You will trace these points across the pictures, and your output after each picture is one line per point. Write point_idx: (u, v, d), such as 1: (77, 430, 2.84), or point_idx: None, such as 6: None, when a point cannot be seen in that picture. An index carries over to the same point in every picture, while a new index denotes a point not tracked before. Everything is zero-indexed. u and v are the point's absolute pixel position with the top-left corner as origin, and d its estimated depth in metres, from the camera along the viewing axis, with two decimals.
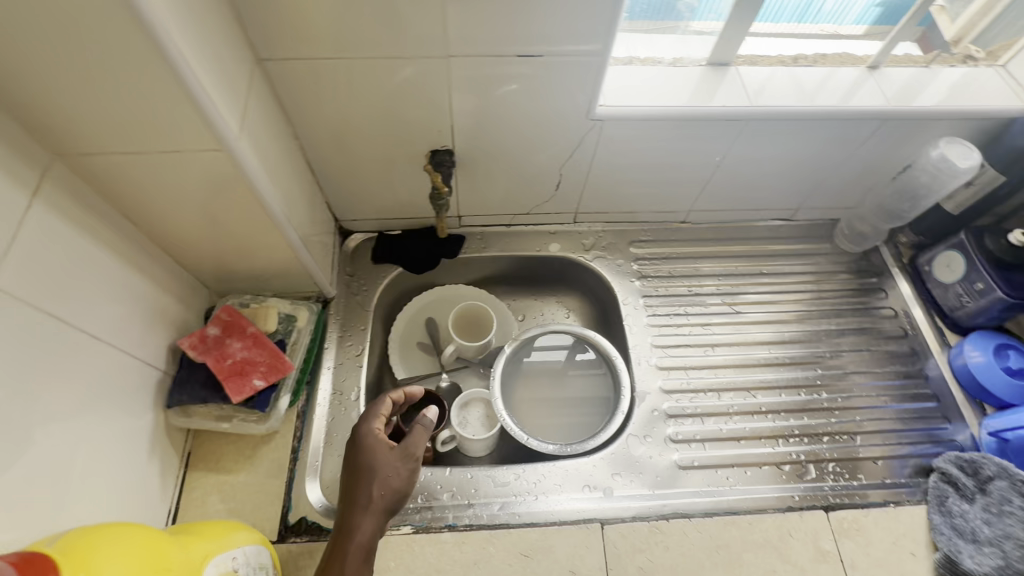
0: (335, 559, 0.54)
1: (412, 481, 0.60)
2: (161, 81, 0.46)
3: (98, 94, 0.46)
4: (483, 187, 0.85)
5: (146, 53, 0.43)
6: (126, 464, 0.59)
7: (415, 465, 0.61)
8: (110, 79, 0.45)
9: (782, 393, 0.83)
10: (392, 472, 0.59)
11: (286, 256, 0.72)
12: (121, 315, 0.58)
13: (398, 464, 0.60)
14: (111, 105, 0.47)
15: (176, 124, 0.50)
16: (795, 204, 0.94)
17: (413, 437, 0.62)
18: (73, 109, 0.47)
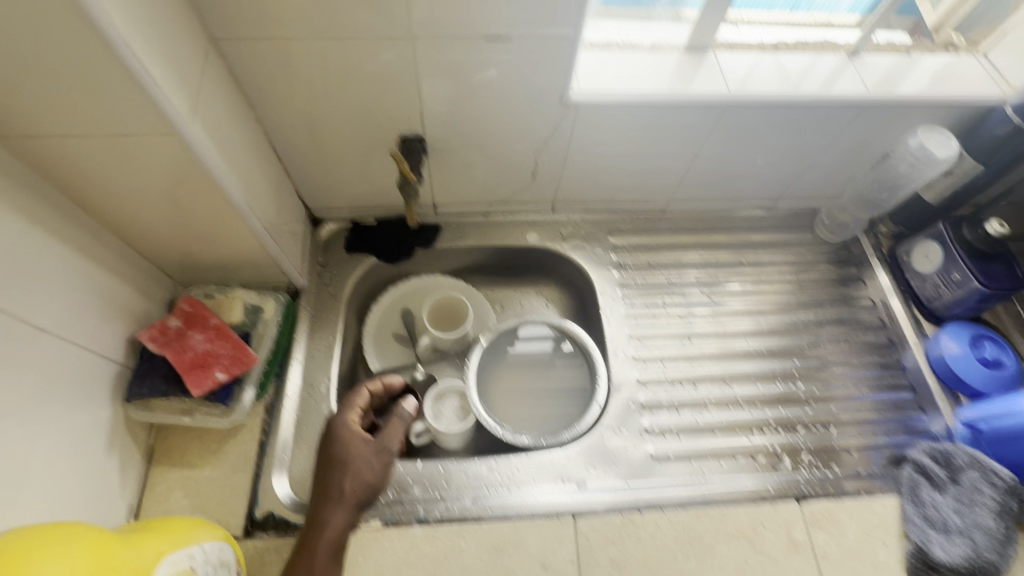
0: (306, 548, 0.56)
1: (386, 473, 0.62)
2: (96, 60, 0.43)
3: (34, 74, 0.44)
4: (458, 175, 0.83)
5: (79, 29, 0.41)
6: (81, 461, 0.57)
7: (389, 459, 0.62)
8: (42, 57, 0.42)
9: (759, 384, 0.83)
10: (367, 465, 0.61)
11: (250, 246, 0.70)
12: (71, 307, 0.56)
13: (374, 457, 0.61)
14: (47, 85, 0.45)
15: (119, 106, 0.47)
16: (775, 193, 0.93)
17: (389, 431, 0.63)
18: (6, 89, 0.44)
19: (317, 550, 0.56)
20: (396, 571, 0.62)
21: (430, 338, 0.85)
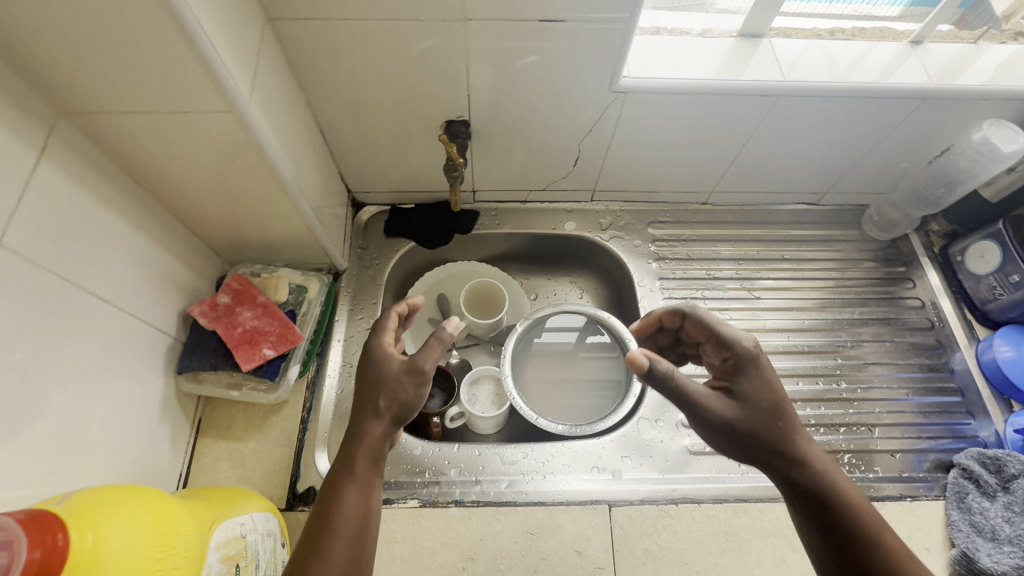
0: (345, 459, 0.54)
1: (423, 393, 0.57)
2: (168, 40, 0.44)
3: (103, 50, 0.44)
4: (499, 161, 0.82)
5: (153, 9, 0.41)
6: (137, 428, 0.59)
7: (425, 379, 0.56)
8: (116, 37, 0.43)
9: (799, 382, 0.81)
10: (401, 383, 0.56)
11: (297, 226, 0.71)
12: (129, 279, 0.58)
13: (408, 376, 0.56)
14: (118, 63, 0.46)
15: (184, 83, 0.48)
16: (823, 187, 0.91)
17: (424, 351, 0.57)
18: (77, 65, 0.45)
19: (354, 462, 0.53)
20: (433, 550, 0.63)
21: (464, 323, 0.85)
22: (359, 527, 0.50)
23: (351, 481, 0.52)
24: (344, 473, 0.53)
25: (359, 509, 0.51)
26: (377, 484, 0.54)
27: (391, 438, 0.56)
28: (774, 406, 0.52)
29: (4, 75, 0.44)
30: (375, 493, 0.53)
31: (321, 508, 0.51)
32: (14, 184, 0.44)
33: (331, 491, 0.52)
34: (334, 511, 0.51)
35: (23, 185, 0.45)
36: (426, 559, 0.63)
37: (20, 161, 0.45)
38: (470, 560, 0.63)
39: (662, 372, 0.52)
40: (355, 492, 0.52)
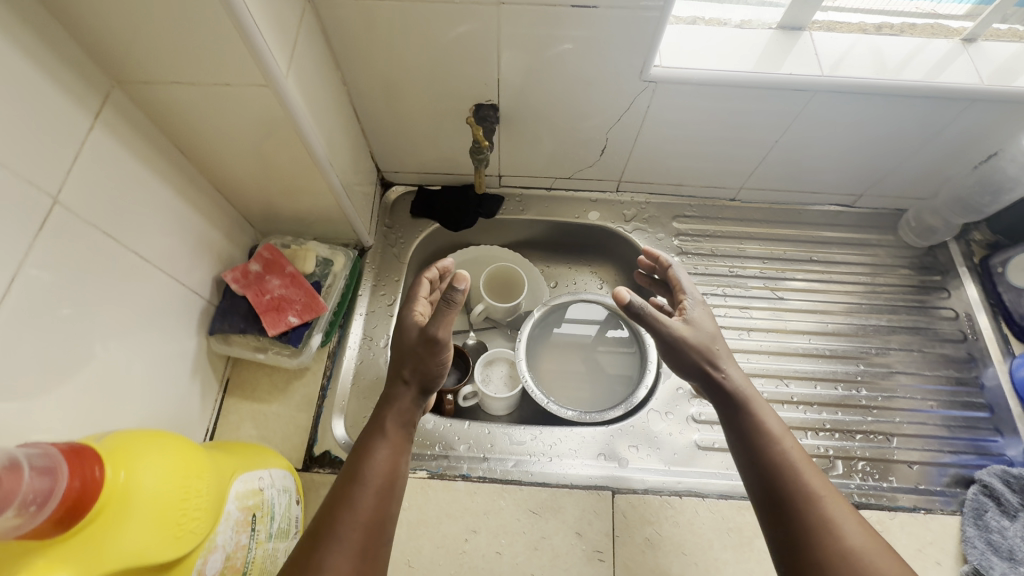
0: (377, 423, 0.57)
1: (444, 361, 0.59)
2: (215, 15, 0.46)
3: (155, 23, 0.47)
4: (526, 148, 0.83)
5: None
6: (170, 382, 0.63)
7: (440, 346, 0.58)
8: (168, 11, 0.46)
9: (817, 385, 0.80)
10: (419, 353, 0.58)
11: (327, 200, 0.73)
12: (170, 242, 0.61)
13: (427, 345, 0.58)
14: (169, 37, 0.48)
15: (228, 57, 0.51)
16: (859, 188, 0.88)
17: (439, 317, 0.58)
18: (131, 37, 0.48)
19: (385, 425, 0.57)
20: (438, 520, 0.66)
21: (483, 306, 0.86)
22: (387, 484, 0.53)
23: (382, 442, 0.55)
24: (375, 434, 0.56)
25: (387, 468, 0.54)
26: (405, 448, 0.57)
27: (420, 406, 0.60)
28: (710, 329, 0.58)
29: (66, 44, 0.47)
30: (403, 457, 0.56)
31: (351, 465, 0.54)
32: (71, 146, 0.48)
33: (362, 450, 0.55)
34: (364, 467, 0.53)
35: (78, 148, 0.48)
36: (430, 527, 0.65)
37: (77, 125, 0.48)
38: (472, 533, 0.65)
39: (636, 307, 0.56)
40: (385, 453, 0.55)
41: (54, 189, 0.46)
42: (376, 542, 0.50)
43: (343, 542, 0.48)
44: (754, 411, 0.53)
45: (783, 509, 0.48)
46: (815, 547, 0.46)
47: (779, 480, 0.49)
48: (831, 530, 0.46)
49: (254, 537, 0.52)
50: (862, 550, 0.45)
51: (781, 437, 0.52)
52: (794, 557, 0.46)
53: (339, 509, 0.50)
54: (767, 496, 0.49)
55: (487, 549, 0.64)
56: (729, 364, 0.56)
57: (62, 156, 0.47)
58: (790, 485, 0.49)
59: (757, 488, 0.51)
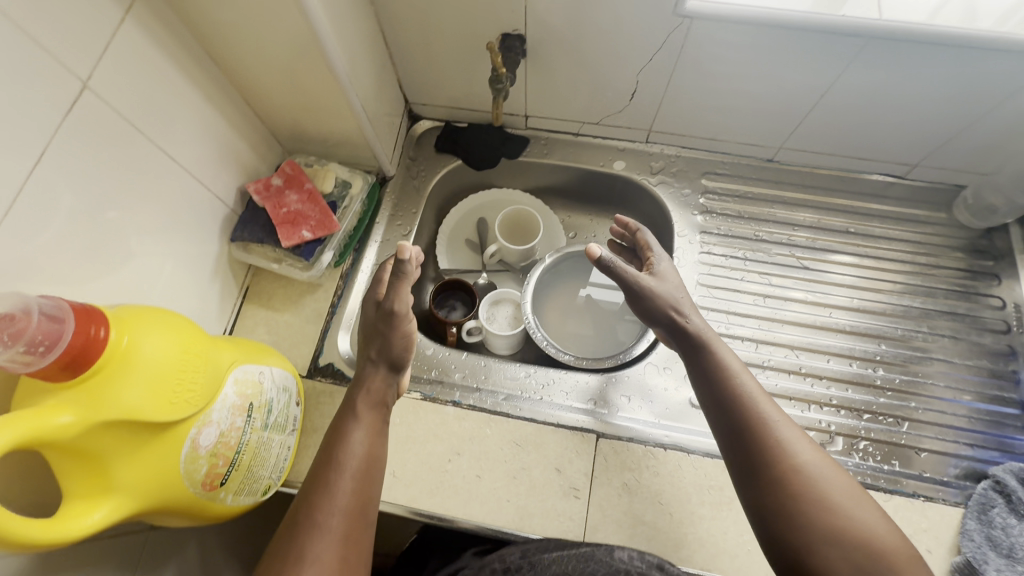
0: (350, 409, 0.62)
1: (405, 334, 0.64)
2: None
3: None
4: (554, 88, 0.80)
5: None
6: (192, 279, 0.67)
7: (399, 318, 0.63)
8: None
9: (831, 360, 0.75)
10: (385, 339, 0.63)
11: (349, 122, 0.75)
12: (197, 146, 0.64)
13: (386, 324, 0.64)
14: None
15: None
16: (914, 157, 0.80)
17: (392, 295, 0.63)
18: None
19: (358, 409, 0.62)
20: (425, 439, 0.69)
21: (496, 245, 0.87)
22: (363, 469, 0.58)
23: (355, 430, 0.60)
24: (349, 420, 0.61)
25: (363, 450, 0.59)
26: (380, 429, 0.62)
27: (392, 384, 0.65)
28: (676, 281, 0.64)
29: None
30: (378, 437, 0.62)
31: (329, 452, 0.59)
32: (101, 39, 0.50)
33: (338, 438, 0.60)
34: (341, 455, 0.58)
35: (109, 41, 0.51)
36: (417, 444, 0.68)
37: (108, 18, 0.50)
38: (456, 455, 0.68)
39: (606, 261, 0.60)
40: (359, 437, 0.60)
41: (85, 76, 0.49)
42: (359, 522, 0.56)
43: (326, 528, 0.54)
44: (716, 350, 0.59)
45: (740, 432, 0.54)
46: (767, 463, 0.52)
47: (738, 408, 0.55)
48: (781, 446, 0.53)
49: (249, 422, 0.56)
50: (806, 460, 0.52)
51: (738, 372, 0.58)
52: (750, 471, 0.53)
53: (319, 497, 0.55)
54: (727, 422, 0.55)
55: (468, 472, 0.67)
56: (691, 312, 0.62)
57: (93, 47, 0.49)
58: (748, 411, 0.55)
59: (719, 418, 0.56)
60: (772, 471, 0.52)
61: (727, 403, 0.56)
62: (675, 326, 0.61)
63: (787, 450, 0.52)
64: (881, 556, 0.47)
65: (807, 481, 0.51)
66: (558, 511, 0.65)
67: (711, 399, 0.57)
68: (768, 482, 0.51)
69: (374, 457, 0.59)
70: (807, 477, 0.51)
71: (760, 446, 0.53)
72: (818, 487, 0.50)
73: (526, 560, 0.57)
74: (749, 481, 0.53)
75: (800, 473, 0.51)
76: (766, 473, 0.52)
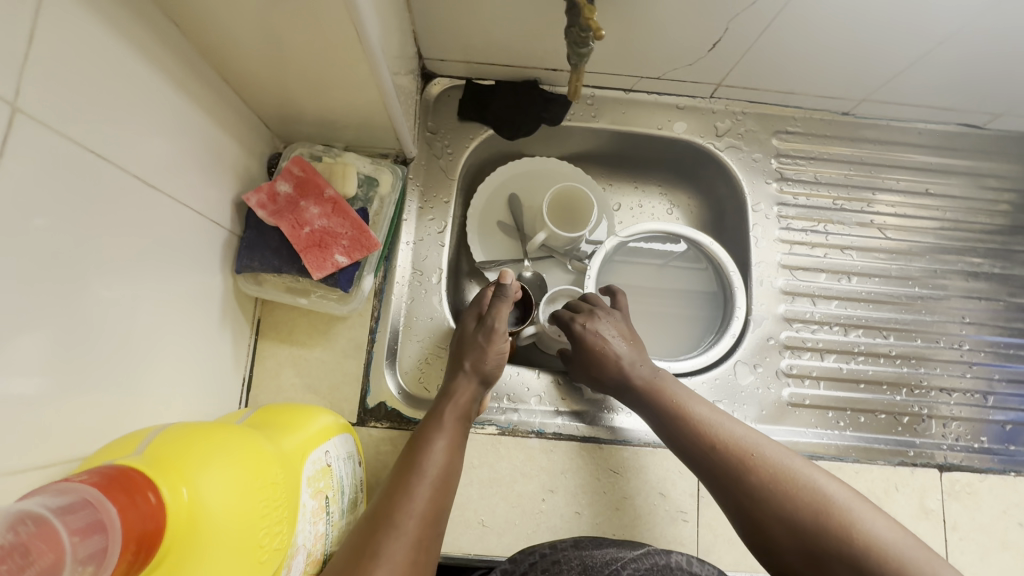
0: (433, 417, 0.55)
1: (501, 350, 0.60)
2: None
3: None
4: (616, 39, 0.64)
5: None
6: (198, 332, 0.51)
7: (496, 335, 0.60)
8: None
9: (918, 339, 0.71)
10: (482, 350, 0.59)
11: (370, 102, 0.57)
12: (177, 157, 0.46)
13: (484, 336, 0.60)
14: None
15: None
16: (1000, 107, 0.72)
17: (493, 310, 0.61)
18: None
19: (442, 417, 0.55)
20: (512, 480, 0.60)
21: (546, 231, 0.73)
22: (443, 476, 0.50)
23: (440, 434, 0.53)
24: (432, 427, 0.54)
25: (444, 459, 0.51)
26: (462, 444, 0.54)
27: (477, 399, 0.58)
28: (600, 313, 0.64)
29: None
30: (458, 451, 0.53)
31: (411, 454, 0.52)
32: (21, 19, 0.31)
33: (421, 440, 0.53)
34: (421, 457, 0.51)
35: (34, 19, 0.31)
36: (503, 486, 0.60)
37: None
38: (549, 493, 0.60)
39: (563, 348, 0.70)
40: (442, 445, 0.53)
41: (10, 89, 0.30)
42: (430, 535, 0.47)
43: (400, 532, 0.45)
44: (659, 390, 0.58)
45: (711, 467, 0.52)
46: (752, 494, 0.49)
47: (699, 439, 0.54)
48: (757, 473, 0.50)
49: (330, 521, 0.46)
50: (785, 474, 0.49)
51: (687, 407, 0.56)
52: (737, 503, 0.50)
53: (397, 498, 0.47)
54: (694, 463, 0.54)
55: (565, 510, 0.60)
56: (616, 349, 0.61)
57: (13, 35, 0.30)
58: (709, 440, 0.53)
59: (694, 463, 0.54)
60: (754, 499, 0.49)
61: (689, 441, 0.54)
62: (607, 373, 0.60)
63: (759, 470, 0.50)
64: (907, 567, 0.42)
65: (792, 498, 0.48)
66: (669, 540, 0.59)
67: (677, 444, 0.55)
68: (758, 508, 0.49)
69: (457, 469, 0.51)
70: (789, 494, 0.48)
71: (733, 474, 0.51)
72: (807, 495, 0.48)
73: (578, 552, 0.50)
74: (739, 518, 0.50)
75: (784, 490, 0.48)
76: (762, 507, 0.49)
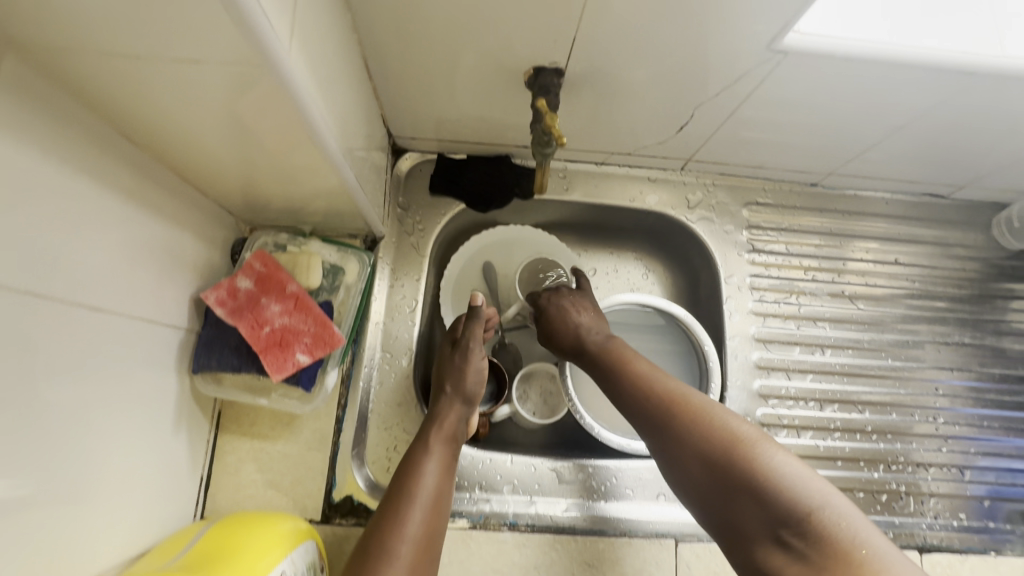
0: (420, 440, 0.56)
1: (480, 369, 0.62)
2: None
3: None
4: (584, 121, 0.65)
5: None
6: (151, 442, 0.49)
7: (473, 354, 0.62)
8: None
9: (892, 412, 0.71)
10: (464, 370, 0.62)
11: (335, 195, 0.56)
12: (129, 269, 0.44)
13: (462, 357, 0.62)
14: None
15: (192, 27, 0.31)
16: (962, 181, 0.73)
17: (469, 331, 0.63)
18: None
19: (427, 439, 0.56)
20: None
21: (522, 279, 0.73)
22: (434, 498, 0.51)
23: (429, 462, 0.54)
24: (419, 451, 0.55)
25: (435, 482, 0.53)
26: (450, 467, 0.55)
27: (463, 419, 0.60)
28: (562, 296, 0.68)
29: None
30: (447, 474, 0.54)
31: (400, 482, 0.52)
32: None
33: (410, 467, 0.53)
34: (411, 483, 0.52)
35: None
36: None
37: None
38: None
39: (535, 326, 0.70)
40: (431, 468, 0.53)
41: None
42: (427, 555, 0.48)
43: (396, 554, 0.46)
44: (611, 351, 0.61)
45: (653, 422, 0.53)
46: (676, 440, 0.50)
47: (641, 395, 0.55)
48: (681, 419, 0.51)
49: None
50: (701, 414, 0.50)
51: (628, 364, 0.58)
52: (670, 455, 0.50)
53: (390, 522, 0.48)
54: (633, 416, 0.55)
55: None
56: (579, 320, 0.65)
57: None
58: (648, 396, 0.54)
59: (634, 416, 0.55)
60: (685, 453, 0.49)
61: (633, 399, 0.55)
62: (567, 339, 0.64)
63: (693, 422, 0.50)
64: (800, 494, 0.42)
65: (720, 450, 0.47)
66: None
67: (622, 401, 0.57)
68: (687, 457, 0.49)
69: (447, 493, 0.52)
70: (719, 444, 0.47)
71: (670, 429, 0.51)
72: (720, 433, 0.48)
73: None
74: (667, 465, 0.51)
75: (713, 442, 0.48)
76: (683, 451, 0.49)
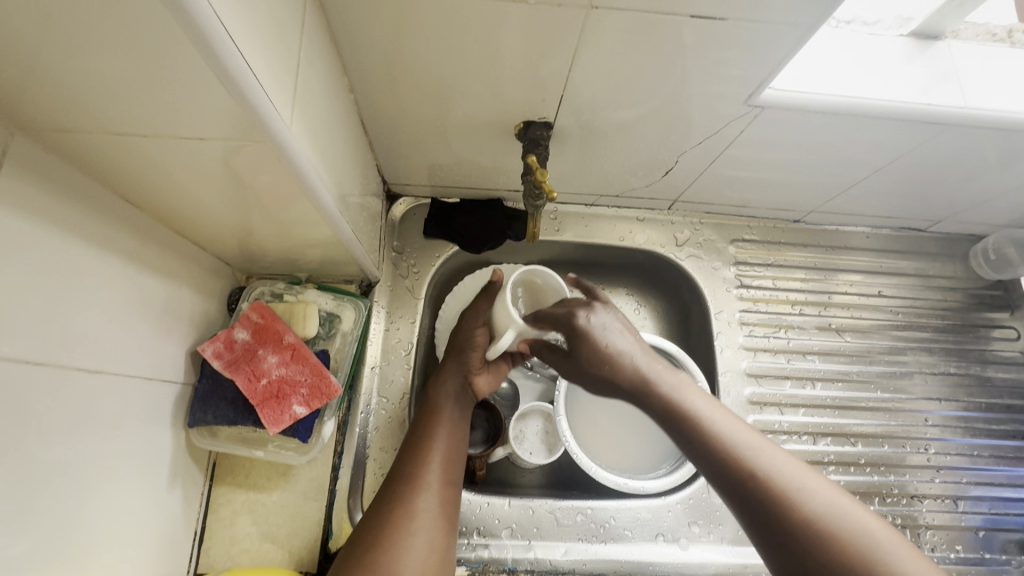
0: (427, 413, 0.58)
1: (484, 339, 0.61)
2: (186, 59, 0.29)
3: (90, 60, 0.28)
4: (573, 167, 0.67)
5: (167, 20, 0.26)
6: (146, 500, 0.48)
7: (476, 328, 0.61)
8: (91, 52, 0.28)
9: (884, 444, 0.72)
10: (466, 340, 0.61)
11: (332, 246, 0.57)
12: (127, 327, 0.45)
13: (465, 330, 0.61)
14: (99, 78, 0.30)
15: (199, 107, 0.33)
16: (938, 216, 0.76)
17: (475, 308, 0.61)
18: (48, 79, 0.30)
19: (434, 412, 0.58)
20: None
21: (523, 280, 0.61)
22: (444, 470, 0.54)
23: (437, 437, 0.56)
24: (427, 424, 0.57)
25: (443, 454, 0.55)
26: (458, 437, 0.57)
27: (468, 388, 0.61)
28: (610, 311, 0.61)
29: None
30: (456, 446, 0.56)
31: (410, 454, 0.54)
32: None
33: (417, 445, 0.55)
34: (420, 458, 0.54)
35: None
36: None
37: None
38: None
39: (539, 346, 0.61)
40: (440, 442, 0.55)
41: None
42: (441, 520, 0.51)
43: (411, 525, 0.49)
44: (683, 398, 0.53)
45: (750, 498, 0.46)
46: (777, 516, 0.44)
47: (731, 457, 0.48)
48: (782, 494, 0.45)
49: None
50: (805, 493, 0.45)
51: (708, 415, 0.52)
52: (775, 540, 0.43)
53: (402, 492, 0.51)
54: (717, 474, 0.49)
55: None
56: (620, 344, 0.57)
57: None
58: (742, 459, 0.48)
59: (716, 476, 0.49)
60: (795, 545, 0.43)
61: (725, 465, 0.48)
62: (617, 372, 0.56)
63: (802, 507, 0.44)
64: None
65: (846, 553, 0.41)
66: None
67: (700, 456, 0.50)
68: (793, 546, 0.43)
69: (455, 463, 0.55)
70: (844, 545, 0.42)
71: (767, 500, 0.45)
72: (829, 517, 0.43)
73: None
74: (760, 537, 0.44)
75: (833, 537, 0.42)
76: (788, 531, 0.43)
